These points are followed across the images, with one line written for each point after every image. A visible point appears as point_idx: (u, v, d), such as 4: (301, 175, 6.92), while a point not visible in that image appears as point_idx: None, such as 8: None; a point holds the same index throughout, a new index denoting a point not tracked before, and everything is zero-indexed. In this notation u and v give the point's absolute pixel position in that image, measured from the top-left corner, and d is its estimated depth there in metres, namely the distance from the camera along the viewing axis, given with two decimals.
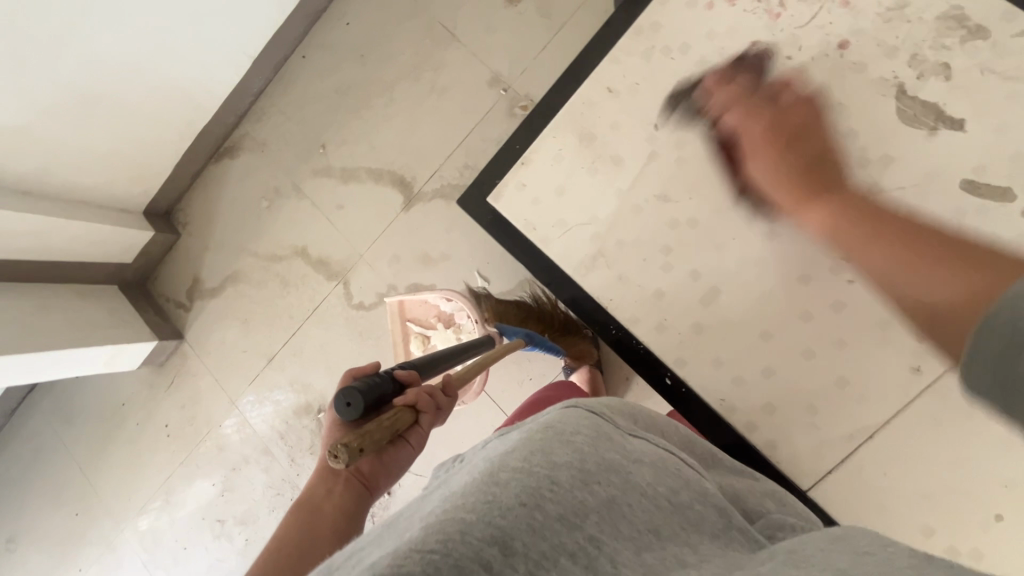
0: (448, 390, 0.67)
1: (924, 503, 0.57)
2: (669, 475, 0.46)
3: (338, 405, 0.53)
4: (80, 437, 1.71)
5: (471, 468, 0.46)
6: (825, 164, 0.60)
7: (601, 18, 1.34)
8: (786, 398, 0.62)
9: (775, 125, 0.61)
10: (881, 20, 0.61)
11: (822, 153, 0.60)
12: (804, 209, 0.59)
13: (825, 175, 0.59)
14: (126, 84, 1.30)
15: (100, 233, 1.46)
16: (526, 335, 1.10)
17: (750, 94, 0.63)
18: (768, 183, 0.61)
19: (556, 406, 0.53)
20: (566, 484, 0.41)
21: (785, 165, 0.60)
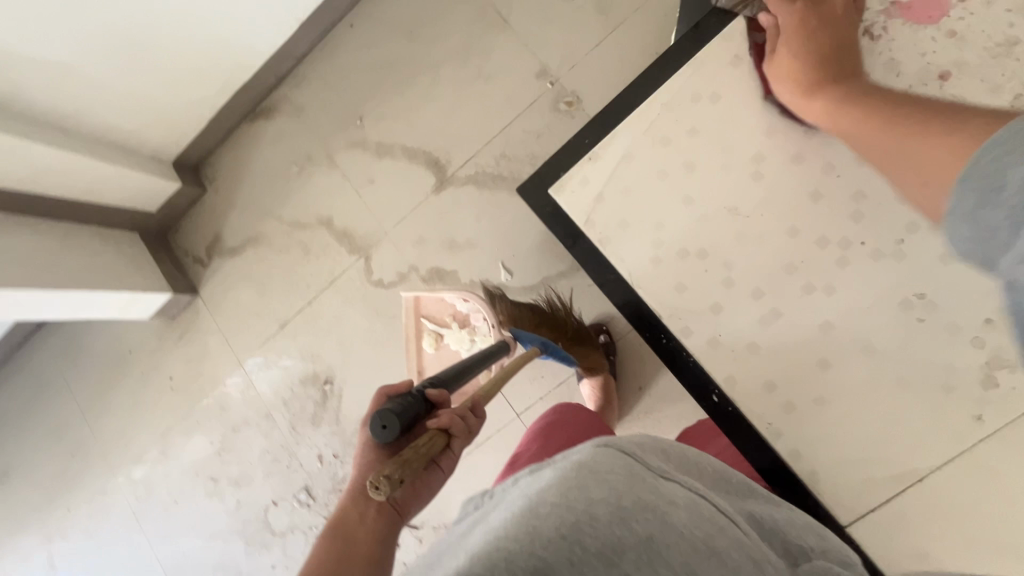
0: (477, 408, 0.66)
1: (970, 555, 0.55)
2: (706, 520, 0.43)
3: (374, 428, 0.53)
4: (82, 379, 1.71)
5: (506, 505, 0.45)
6: (846, 60, 0.61)
7: (659, 22, 1.31)
8: (838, 430, 0.60)
9: (805, 18, 0.63)
10: (988, 55, 0.58)
11: (848, 48, 0.62)
12: (815, 96, 0.60)
13: (835, 66, 0.60)
14: (174, 31, 1.29)
15: (131, 178, 1.45)
16: (543, 343, 1.05)
17: None
18: (783, 74, 0.62)
19: (587, 444, 0.50)
20: (603, 521, 0.38)
21: (801, 52, 0.62)
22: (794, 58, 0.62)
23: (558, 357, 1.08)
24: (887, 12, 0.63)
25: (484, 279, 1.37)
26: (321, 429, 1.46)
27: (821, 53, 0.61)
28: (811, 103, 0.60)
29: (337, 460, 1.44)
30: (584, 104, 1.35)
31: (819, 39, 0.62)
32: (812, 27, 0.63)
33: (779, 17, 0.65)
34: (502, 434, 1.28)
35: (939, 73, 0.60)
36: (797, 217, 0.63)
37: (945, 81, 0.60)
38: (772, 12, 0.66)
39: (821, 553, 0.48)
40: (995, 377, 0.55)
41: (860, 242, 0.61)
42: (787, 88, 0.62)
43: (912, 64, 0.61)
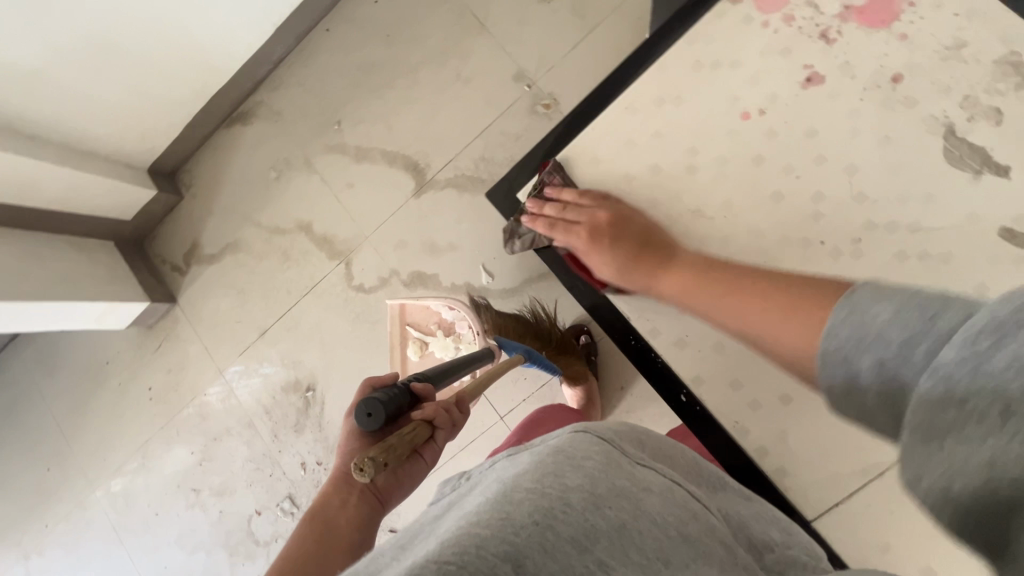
0: (461, 405, 0.66)
1: (929, 544, 0.56)
2: (680, 507, 0.43)
3: (359, 415, 0.52)
4: (58, 392, 1.68)
5: (482, 489, 0.45)
6: (656, 239, 0.66)
7: (634, 24, 1.33)
8: (801, 426, 0.61)
9: (592, 225, 0.69)
10: (937, 58, 0.60)
11: (652, 229, 0.67)
12: (657, 285, 0.64)
13: (653, 249, 0.65)
14: (146, 37, 1.27)
15: (103, 186, 1.43)
16: (527, 351, 1.09)
17: (563, 210, 0.72)
18: (620, 280, 0.67)
19: (565, 428, 0.51)
20: (577, 507, 0.38)
21: (619, 260, 0.67)
22: (618, 272, 0.67)
23: (543, 366, 1.11)
24: (841, 16, 0.63)
25: (468, 281, 1.37)
26: (304, 436, 1.45)
27: (631, 251, 0.66)
28: (666, 288, 0.63)
29: (320, 467, 1.43)
30: (561, 106, 1.35)
31: (620, 242, 0.67)
32: (605, 238, 0.68)
33: (572, 245, 0.71)
34: (486, 437, 1.28)
35: (892, 76, 0.61)
36: (760, 218, 0.64)
37: (897, 83, 0.61)
38: (564, 243, 0.72)
39: (785, 547, 0.49)
40: None
41: (821, 242, 0.62)
42: (638, 286, 0.66)
43: (866, 66, 0.62)
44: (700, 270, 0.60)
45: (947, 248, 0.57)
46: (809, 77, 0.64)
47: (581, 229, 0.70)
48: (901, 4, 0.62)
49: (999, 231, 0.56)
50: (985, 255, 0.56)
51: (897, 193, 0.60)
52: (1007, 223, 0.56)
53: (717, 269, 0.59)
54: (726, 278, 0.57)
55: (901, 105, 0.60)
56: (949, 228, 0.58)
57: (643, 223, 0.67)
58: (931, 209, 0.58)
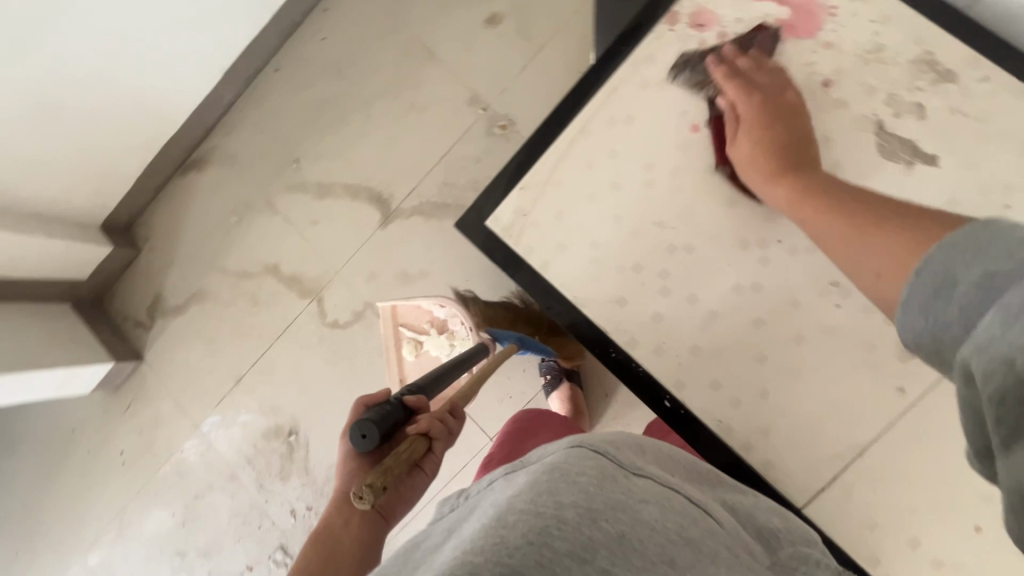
0: (455, 411, 0.65)
1: (912, 516, 0.59)
2: (679, 512, 0.44)
3: (354, 437, 0.52)
4: (23, 467, 1.59)
5: (481, 512, 0.44)
6: (804, 151, 0.61)
7: (579, 42, 1.37)
8: (781, 417, 0.63)
9: (766, 98, 0.63)
10: (860, 61, 0.65)
11: (803, 140, 0.61)
12: (777, 184, 0.59)
13: (797, 158, 0.60)
14: (90, 93, 1.25)
15: (56, 249, 1.38)
16: (519, 339, 1.13)
17: (753, 70, 0.66)
18: (749, 159, 0.62)
19: (561, 443, 0.50)
20: (572, 525, 0.39)
21: (763, 138, 0.61)
22: (756, 147, 0.61)
23: (535, 351, 1.16)
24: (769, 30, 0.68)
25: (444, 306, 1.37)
26: (291, 482, 1.41)
27: (781, 139, 0.61)
28: (777, 195, 0.59)
29: (311, 511, 1.39)
30: (518, 127, 1.38)
31: (780, 125, 0.62)
32: (768, 114, 0.62)
33: (735, 105, 0.65)
34: (477, 460, 1.27)
35: (822, 81, 0.65)
36: (719, 223, 0.67)
37: (828, 88, 0.65)
38: (727, 102, 0.66)
39: (786, 532, 0.51)
40: (910, 350, 0.60)
41: (778, 240, 0.65)
42: (756, 176, 0.61)
43: (798, 74, 0.66)
44: (826, 190, 0.55)
45: None
46: None
47: (758, 94, 0.64)
48: (823, 14, 0.66)
49: None
50: None
51: None
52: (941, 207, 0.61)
53: (843, 196, 0.53)
54: (848, 208, 0.51)
55: (834, 107, 0.65)
56: None
57: (808, 136, 0.62)
58: None
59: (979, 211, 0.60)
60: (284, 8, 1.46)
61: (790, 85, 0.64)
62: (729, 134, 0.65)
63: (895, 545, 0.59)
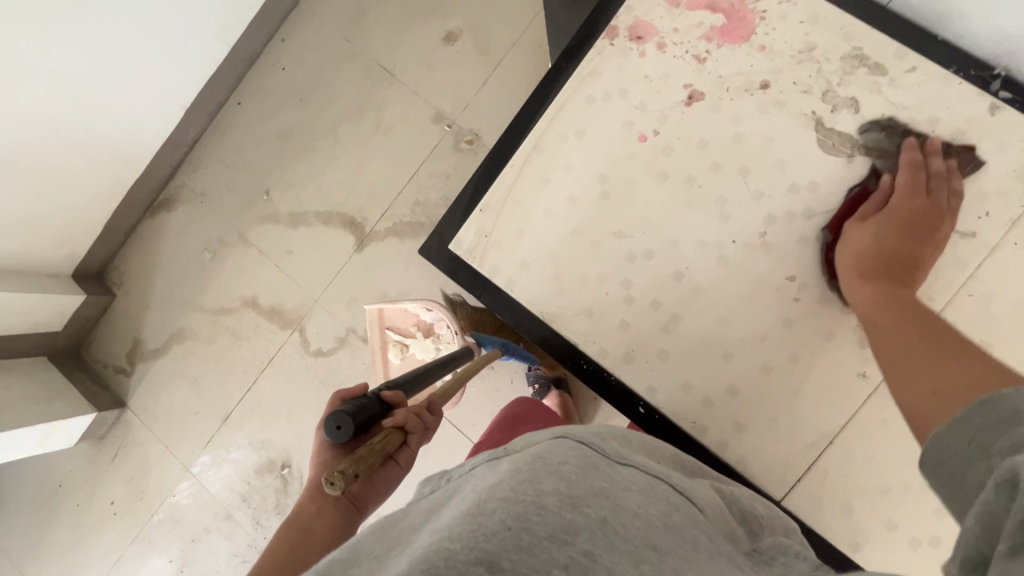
0: (433, 408, 0.65)
1: (887, 497, 0.60)
2: (662, 499, 0.43)
3: (328, 428, 0.51)
4: (12, 528, 1.56)
5: (461, 501, 0.43)
6: (910, 274, 0.59)
7: (538, 51, 1.38)
8: (752, 414, 0.64)
9: (927, 208, 0.60)
10: (794, 61, 0.67)
11: (914, 264, 0.59)
12: (866, 282, 0.58)
13: (896, 275, 0.58)
14: (48, 144, 1.22)
15: (27, 304, 1.35)
16: (503, 345, 1.16)
17: (937, 175, 0.62)
18: (854, 248, 0.61)
19: (545, 435, 0.49)
20: (552, 510, 0.37)
21: (887, 239, 0.60)
22: (878, 240, 0.60)
23: (520, 357, 1.18)
24: (705, 37, 0.69)
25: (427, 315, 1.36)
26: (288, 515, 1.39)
27: (901, 251, 0.59)
28: (863, 291, 0.58)
29: None
30: (484, 140, 1.39)
31: (911, 238, 0.59)
32: (911, 221, 0.60)
33: (889, 194, 0.62)
34: None
35: (760, 83, 0.67)
36: (675, 229, 0.68)
37: (766, 89, 0.67)
38: (886, 185, 0.63)
39: (769, 519, 0.53)
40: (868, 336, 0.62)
41: (733, 241, 0.66)
42: (853, 264, 0.60)
43: (736, 78, 0.68)
44: (909, 315, 0.53)
45: (840, 226, 0.64)
46: (690, 95, 0.69)
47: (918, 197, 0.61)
48: (754, 19, 0.68)
49: None
50: None
51: (787, 186, 0.65)
52: None
53: (923, 327, 0.52)
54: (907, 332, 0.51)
55: (774, 107, 0.67)
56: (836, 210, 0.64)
57: (924, 267, 0.60)
58: (819, 194, 0.65)
59: None
60: (241, 42, 1.46)
61: (954, 216, 0.61)
62: (858, 214, 0.63)
63: (873, 527, 0.61)
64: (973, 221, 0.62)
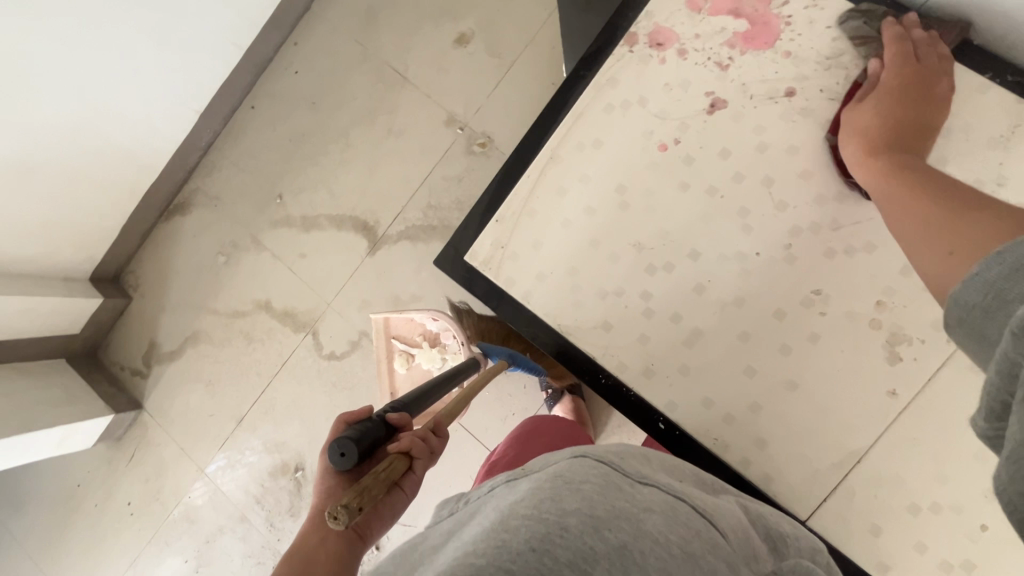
0: (438, 430, 0.64)
1: (916, 518, 0.58)
2: (684, 524, 0.41)
3: (332, 455, 0.51)
4: (32, 527, 1.58)
5: (482, 519, 0.43)
6: (917, 142, 0.59)
7: (550, 53, 1.37)
8: (776, 431, 0.63)
9: (920, 75, 0.61)
10: (822, 67, 0.65)
11: (920, 132, 0.59)
12: (875, 155, 0.58)
13: (905, 145, 0.58)
14: (67, 151, 1.24)
15: (45, 307, 1.37)
16: (510, 356, 1.13)
17: (925, 43, 0.62)
18: (857, 129, 0.61)
19: (564, 454, 0.48)
20: (575, 532, 0.37)
21: (888, 112, 0.60)
22: (879, 117, 0.60)
23: (526, 368, 1.15)
24: (728, 43, 0.68)
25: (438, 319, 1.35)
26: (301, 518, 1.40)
27: (903, 122, 0.59)
28: (872, 166, 0.58)
29: None
30: (497, 142, 1.38)
31: (909, 109, 0.60)
32: (908, 92, 0.60)
33: (881, 73, 0.63)
34: None
35: (786, 90, 0.65)
36: (697, 240, 0.67)
37: (792, 97, 0.65)
38: (875, 67, 0.63)
39: (794, 539, 0.51)
40: (897, 353, 0.60)
41: (756, 253, 0.65)
42: (857, 143, 0.60)
43: (760, 85, 0.66)
44: (923, 175, 0.53)
45: (868, 239, 0.62)
46: (712, 103, 0.68)
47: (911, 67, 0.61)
48: (779, 24, 0.66)
49: None
50: None
51: (813, 197, 0.64)
52: None
53: (939, 184, 0.51)
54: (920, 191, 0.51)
55: (799, 115, 0.65)
56: (865, 222, 0.62)
57: (929, 131, 0.60)
58: (847, 205, 0.63)
59: None
60: (253, 46, 1.47)
61: (949, 76, 0.61)
62: (854, 99, 0.64)
63: (902, 549, 0.59)
64: None
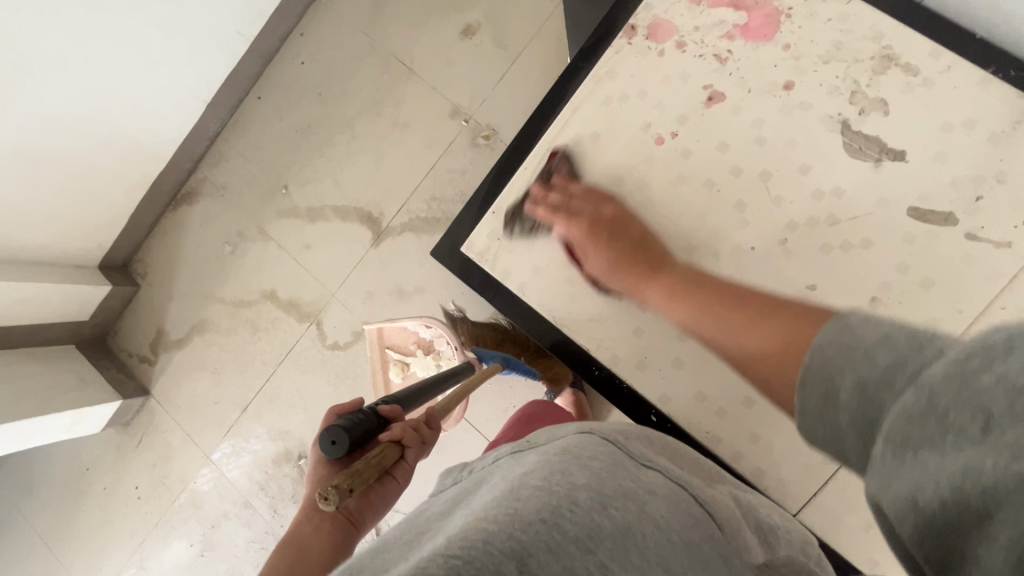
0: (431, 422, 0.65)
1: None
2: (683, 513, 0.41)
3: (324, 443, 0.52)
4: (42, 509, 1.61)
5: (490, 487, 0.43)
6: (648, 250, 0.64)
7: (555, 44, 1.36)
8: (768, 426, 0.63)
9: (593, 218, 0.67)
10: (821, 61, 0.64)
11: (644, 240, 0.65)
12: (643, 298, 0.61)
13: (648, 262, 0.62)
14: (78, 140, 1.25)
15: (55, 293, 1.39)
16: (504, 359, 1.16)
17: (563, 196, 0.69)
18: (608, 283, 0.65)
19: (569, 432, 0.49)
20: (584, 507, 0.37)
21: (611, 261, 0.64)
22: (608, 268, 0.65)
23: (521, 371, 1.18)
24: (728, 35, 0.67)
25: (440, 310, 1.36)
26: None
27: (623, 253, 0.64)
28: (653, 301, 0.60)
29: None
30: (501, 135, 1.38)
31: (616, 242, 0.65)
32: (600, 234, 0.66)
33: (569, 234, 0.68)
34: None
35: (784, 84, 0.65)
36: (693, 234, 0.67)
37: (790, 90, 0.65)
38: (562, 232, 0.69)
39: (786, 531, 0.51)
40: None
41: (751, 247, 0.65)
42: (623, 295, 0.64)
43: (759, 78, 0.66)
44: (686, 288, 0.57)
45: (864, 235, 0.62)
46: (710, 96, 0.68)
47: (583, 216, 0.67)
48: (780, 17, 0.66)
49: (908, 211, 0.61)
50: (900, 235, 0.61)
51: (810, 192, 0.64)
52: (914, 202, 0.61)
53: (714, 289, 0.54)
54: (695, 312, 0.54)
55: (798, 109, 0.65)
56: (862, 217, 0.62)
57: (644, 236, 0.65)
58: (844, 200, 0.63)
59: (951, 203, 0.60)
60: (260, 36, 1.47)
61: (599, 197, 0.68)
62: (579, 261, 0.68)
63: (892, 545, 0.59)
64: (1009, 230, 0.58)
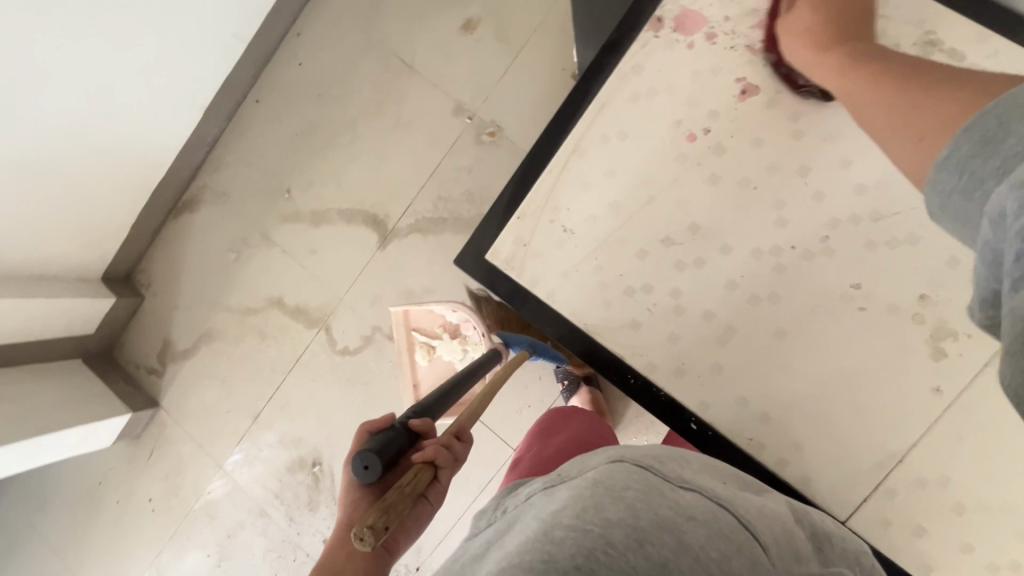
0: (461, 436, 0.63)
1: (959, 517, 0.58)
2: (727, 536, 0.39)
3: (355, 468, 0.50)
4: (55, 524, 1.60)
5: (522, 527, 0.42)
6: (852, 26, 0.62)
7: (559, 37, 1.33)
8: (813, 430, 0.62)
9: None
10: None
11: (851, 16, 0.62)
12: (826, 54, 0.60)
13: (849, 37, 0.61)
14: (77, 153, 1.23)
15: (59, 308, 1.36)
16: (531, 344, 1.07)
17: None
18: (796, 34, 0.62)
19: (600, 460, 0.47)
20: (619, 548, 0.35)
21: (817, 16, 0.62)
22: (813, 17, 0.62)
23: (547, 357, 1.12)
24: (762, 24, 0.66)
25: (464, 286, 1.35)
26: (320, 511, 1.40)
27: (833, 16, 0.62)
28: (830, 58, 0.59)
29: None
30: (507, 131, 1.35)
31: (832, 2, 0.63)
32: None
33: None
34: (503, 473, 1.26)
35: None
36: (729, 235, 0.65)
37: None
38: None
39: (840, 540, 0.49)
40: (942, 348, 0.59)
41: (791, 246, 0.63)
42: (803, 46, 0.62)
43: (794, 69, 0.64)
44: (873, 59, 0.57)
45: (911, 230, 0.60)
46: (744, 89, 0.65)
47: None
48: None
49: None
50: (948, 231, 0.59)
51: (852, 187, 0.62)
52: None
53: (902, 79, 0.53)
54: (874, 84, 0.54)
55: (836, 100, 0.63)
56: (908, 212, 0.60)
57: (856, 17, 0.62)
58: (888, 194, 0.60)
59: None
60: (257, 37, 1.44)
61: None
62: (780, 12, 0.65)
63: (944, 549, 0.58)
64: None
